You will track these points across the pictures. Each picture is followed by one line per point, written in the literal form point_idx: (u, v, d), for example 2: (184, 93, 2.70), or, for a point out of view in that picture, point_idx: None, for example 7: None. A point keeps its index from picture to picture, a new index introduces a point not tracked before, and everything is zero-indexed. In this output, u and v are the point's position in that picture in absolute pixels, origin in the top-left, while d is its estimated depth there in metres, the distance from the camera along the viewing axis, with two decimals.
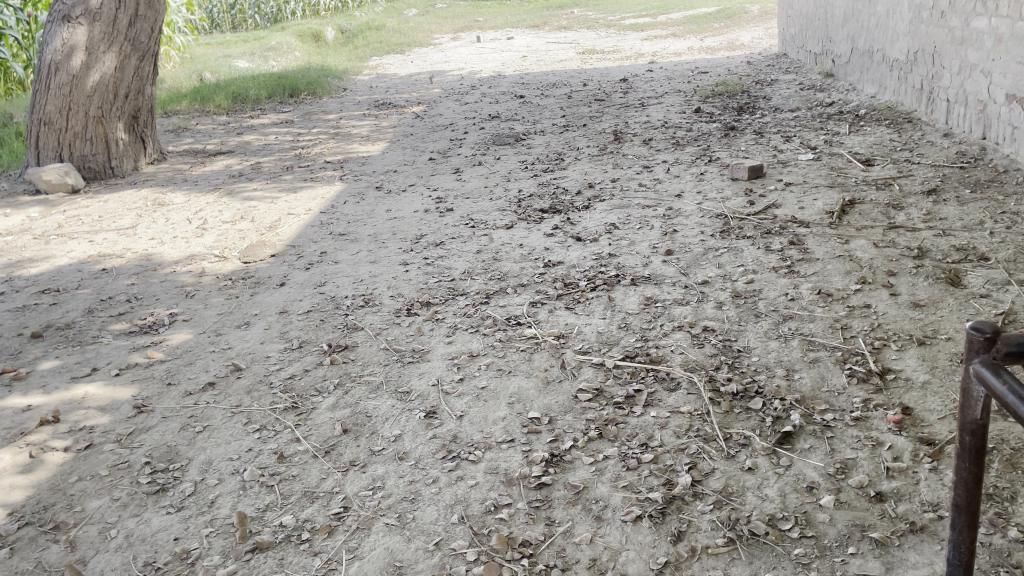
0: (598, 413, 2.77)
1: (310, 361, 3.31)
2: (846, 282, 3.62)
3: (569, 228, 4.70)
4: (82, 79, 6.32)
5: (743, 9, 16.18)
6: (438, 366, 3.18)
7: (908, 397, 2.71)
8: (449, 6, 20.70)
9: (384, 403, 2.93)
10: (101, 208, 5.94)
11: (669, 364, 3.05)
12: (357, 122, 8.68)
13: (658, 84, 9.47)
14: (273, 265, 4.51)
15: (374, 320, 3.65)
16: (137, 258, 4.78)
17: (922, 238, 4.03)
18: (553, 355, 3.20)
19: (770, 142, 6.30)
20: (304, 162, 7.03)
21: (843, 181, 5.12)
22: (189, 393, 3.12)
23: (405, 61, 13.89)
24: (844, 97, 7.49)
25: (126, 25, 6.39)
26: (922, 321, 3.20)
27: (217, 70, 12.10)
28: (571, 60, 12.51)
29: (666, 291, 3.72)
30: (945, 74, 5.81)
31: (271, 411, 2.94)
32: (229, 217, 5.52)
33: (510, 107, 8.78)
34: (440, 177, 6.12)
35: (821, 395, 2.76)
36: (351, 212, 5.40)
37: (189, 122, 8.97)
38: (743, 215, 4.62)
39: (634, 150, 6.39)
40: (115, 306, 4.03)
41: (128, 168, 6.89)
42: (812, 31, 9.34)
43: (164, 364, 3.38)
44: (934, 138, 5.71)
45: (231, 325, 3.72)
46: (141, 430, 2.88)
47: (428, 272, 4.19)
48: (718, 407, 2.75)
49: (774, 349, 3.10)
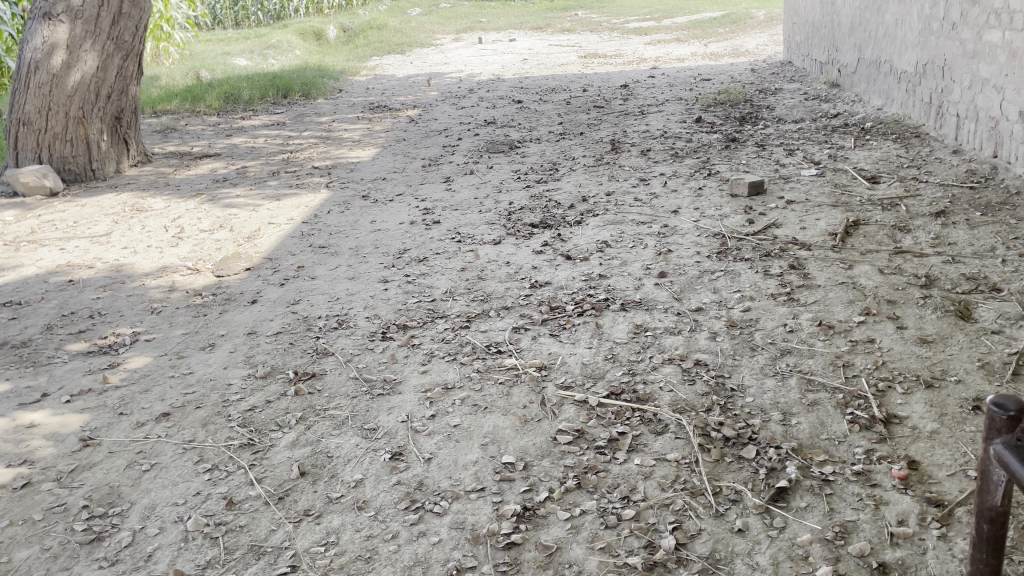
0: (578, 458, 2.55)
1: (273, 391, 3.09)
2: (848, 312, 3.40)
3: (558, 246, 4.48)
4: (63, 78, 6.09)
5: (749, 14, 15.98)
6: (409, 400, 2.96)
7: (914, 448, 2.49)
8: (454, 6, 20.43)
9: (347, 442, 2.72)
10: (77, 213, 5.74)
11: (657, 404, 2.83)
12: (349, 125, 8.47)
13: (659, 92, 9.25)
14: (246, 280, 4.30)
15: (346, 345, 3.44)
16: (107, 269, 4.56)
17: (930, 265, 3.81)
18: (534, 390, 2.98)
19: (772, 156, 6.07)
20: (291, 167, 6.81)
21: (848, 199, 4.89)
22: (141, 424, 2.90)
23: (403, 62, 13.68)
24: (850, 109, 7.27)
25: (108, 24, 6.15)
26: (930, 359, 2.98)
27: (214, 68, 11.89)
28: (572, 63, 12.30)
29: (658, 318, 3.50)
30: (955, 89, 5.59)
31: (225, 448, 2.72)
32: (207, 225, 5.31)
33: (507, 113, 8.57)
34: (429, 186, 5.91)
35: (820, 444, 2.54)
36: (333, 222, 5.20)
37: (178, 123, 8.76)
38: (742, 235, 4.40)
39: (631, 161, 6.18)
40: (77, 323, 3.82)
41: (111, 171, 6.68)
42: (818, 39, 9.12)
43: (118, 390, 3.16)
44: (942, 155, 5.49)
45: (195, 347, 3.51)
46: (84, 467, 2.66)
47: (408, 291, 3.98)
48: (708, 455, 2.54)
49: (770, 388, 2.87)
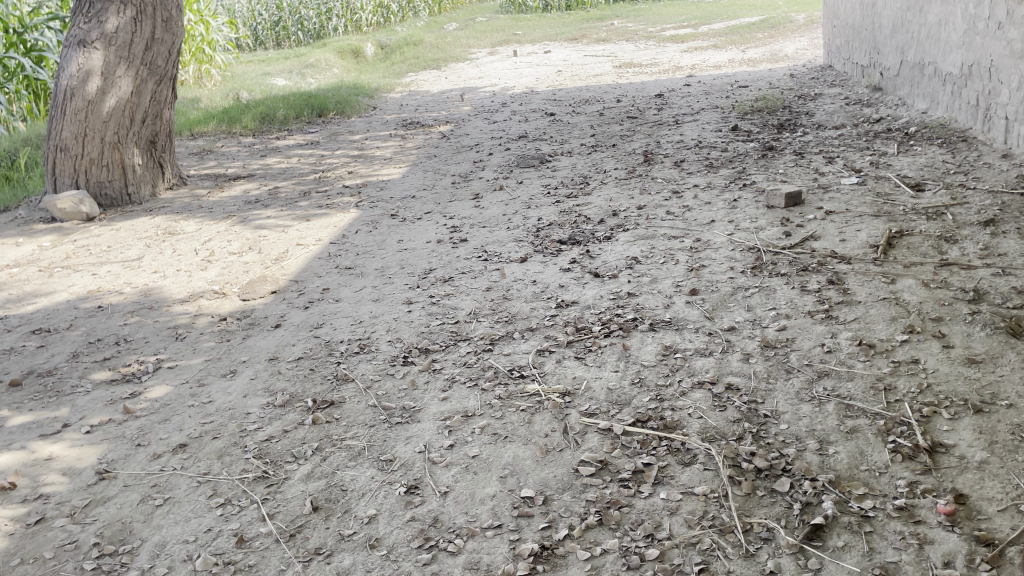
0: (601, 492, 2.43)
1: (291, 420, 3.02)
2: (891, 331, 3.22)
3: (586, 263, 4.36)
4: (98, 104, 6.13)
5: (788, 18, 15.69)
6: (428, 429, 2.87)
7: (962, 480, 2.32)
8: (490, 19, 20.44)
9: (362, 474, 2.64)
10: (111, 237, 5.78)
11: (685, 432, 2.70)
12: (382, 143, 8.46)
13: (695, 100, 9.08)
14: (271, 303, 4.26)
15: (366, 370, 3.37)
16: (136, 294, 4.57)
17: (978, 277, 3.62)
18: (557, 417, 2.87)
19: (811, 164, 5.88)
20: (322, 187, 6.80)
21: (891, 209, 4.70)
22: (157, 456, 2.86)
23: (438, 78, 13.69)
24: (893, 113, 7.04)
25: (142, 49, 6.21)
26: (978, 381, 2.79)
27: (253, 89, 12.02)
28: (607, 74, 12.19)
29: (688, 339, 3.36)
30: (1003, 91, 5.35)
31: (239, 481, 2.66)
32: (236, 248, 5.30)
33: (539, 126, 8.49)
34: (459, 203, 5.84)
35: (859, 475, 2.38)
36: (361, 243, 5.15)
37: (215, 145, 8.86)
38: (779, 249, 4.24)
39: (664, 173, 6.05)
40: (102, 350, 3.82)
41: (146, 194, 6.70)
42: (858, 42, 8.87)
43: (138, 421, 3.13)
44: (991, 160, 5.25)
45: (216, 374, 3.47)
46: (98, 502, 2.62)
47: (432, 312, 3.90)
48: (738, 488, 2.39)
49: (806, 415, 2.72)
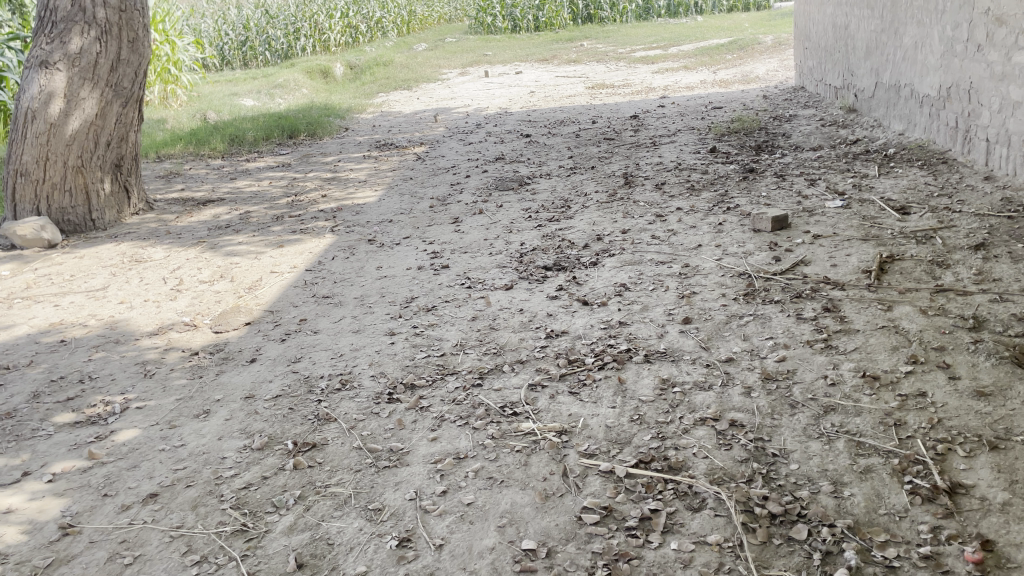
0: (608, 543, 2.28)
1: (270, 465, 2.84)
2: (894, 361, 3.12)
3: (574, 290, 4.23)
4: (61, 127, 5.90)
5: (756, 39, 15.82)
6: (418, 473, 2.70)
7: (987, 524, 2.21)
8: (459, 39, 20.35)
9: (350, 526, 2.46)
10: (74, 265, 5.53)
11: (692, 474, 2.56)
12: (355, 165, 8.29)
13: (671, 122, 9.04)
14: (245, 336, 4.06)
15: (349, 409, 3.19)
16: (101, 326, 4.34)
17: (975, 303, 3.55)
18: (555, 459, 2.72)
19: (794, 186, 5.83)
20: (295, 211, 6.61)
21: (880, 232, 4.64)
22: (126, 507, 2.65)
23: (410, 98, 13.56)
24: (870, 135, 7.05)
25: (107, 70, 5.99)
26: (990, 415, 2.69)
27: (221, 109, 11.78)
28: (580, 95, 12.13)
29: (686, 372, 3.24)
30: (984, 113, 5.34)
31: (215, 536, 2.47)
32: (207, 276, 5.09)
33: (515, 147, 8.37)
34: (437, 227, 5.69)
35: (878, 520, 2.26)
36: (338, 270, 4.98)
37: (182, 167, 8.61)
38: (770, 274, 4.15)
39: (646, 195, 5.96)
40: (65, 389, 3.59)
41: (111, 219, 6.43)
42: (831, 63, 8.91)
43: (105, 467, 2.92)
44: (974, 182, 5.23)
45: (188, 414, 3.26)
46: (62, 561, 2.42)
47: (416, 344, 3.74)
48: (753, 536, 2.26)
49: (816, 453, 2.60)
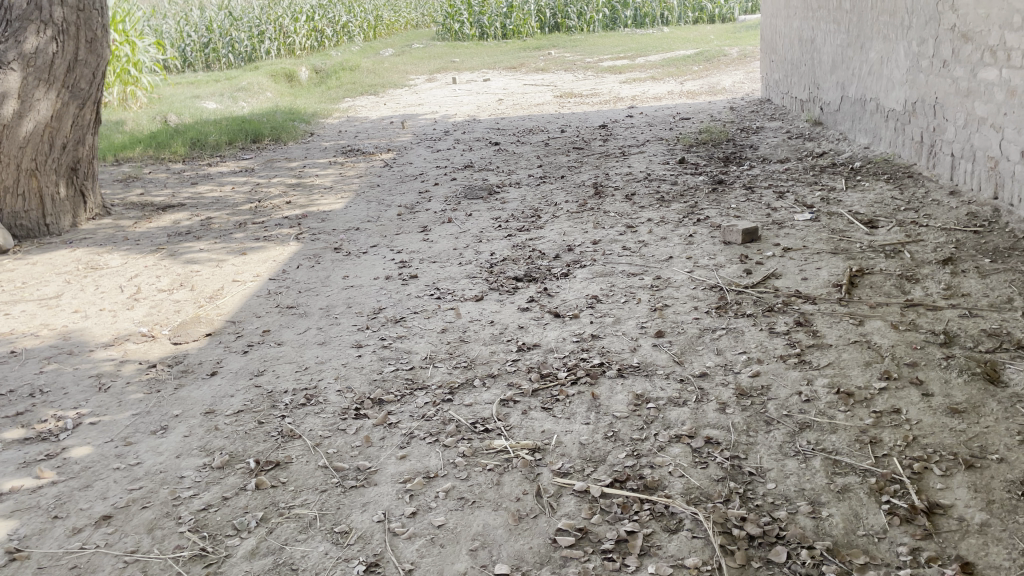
0: (584, 567, 2.22)
1: (231, 485, 2.72)
2: (867, 377, 3.11)
3: (545, 302, 4.17)
4: (14, 129, 5.67)
5: (722, 51, 15.96)
6: (386, 494, 2.61)
7: (966, 545, 2.18)
8: (427, 46, 20.25)
9: (314, 549, 2.36)
10: (26, 272, 5.33)
11: (668, 493, 2.51)
12: (320, 171, 8.15)
13: (639, 132, 9.05)
14: (205, 348, 3.93)
15: (315, 425, 3.08)
16: (54, 337, 4.17)
17: (946, 319, 3.56)
18: (527, 478, 2.65)
19: (763, 198, 5.84)
20: (259, 218, 6.46)
21: (849, 245, 4.65)
22: (77, 531, 2.52)
23: (377, 104, 13.44)
24: (836, 148, 7.12)
25: (63, 71, 5.80)
26: (964, 433, 2.68)
27: (182, 112, 11.54)
28: (548, 104, 12.11)
29: (660, 387, 3.19)
30: (949, 128, 5.40)
31: (173, 561, 2.35)
32: (166, 285, 4.94)
33: (483, 156, 8.30)
34: (405, 236, 5.60)
35: (857, 542, 2.23)
36: (302, 279, 4.85)
37: (141, 171, 8.39)
38: (741, 287, 4.13)
39: (616, 206, 5.93)
40: (13, 403, 3.42)
41: (66, 224, 6.22)
42: (797, 77, 8.99)
43: (55, 487, 2.78)
44: (940, 197, 5.29)
45: (145, 431, 3.13)
46: None
47: (384, 357, 3.64)
48: (732, 560, 2.21)
49: (792, 472, 2.56)
